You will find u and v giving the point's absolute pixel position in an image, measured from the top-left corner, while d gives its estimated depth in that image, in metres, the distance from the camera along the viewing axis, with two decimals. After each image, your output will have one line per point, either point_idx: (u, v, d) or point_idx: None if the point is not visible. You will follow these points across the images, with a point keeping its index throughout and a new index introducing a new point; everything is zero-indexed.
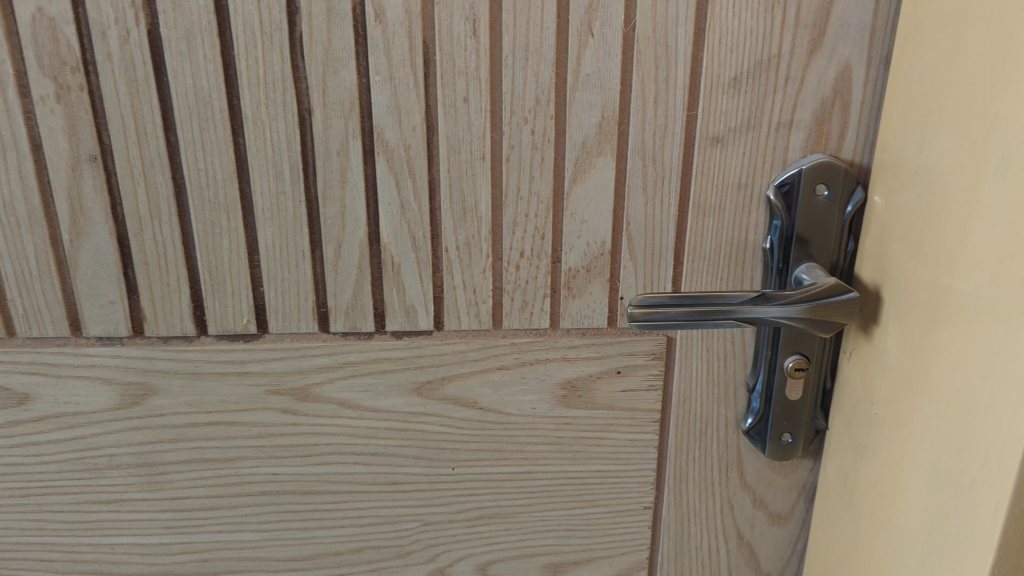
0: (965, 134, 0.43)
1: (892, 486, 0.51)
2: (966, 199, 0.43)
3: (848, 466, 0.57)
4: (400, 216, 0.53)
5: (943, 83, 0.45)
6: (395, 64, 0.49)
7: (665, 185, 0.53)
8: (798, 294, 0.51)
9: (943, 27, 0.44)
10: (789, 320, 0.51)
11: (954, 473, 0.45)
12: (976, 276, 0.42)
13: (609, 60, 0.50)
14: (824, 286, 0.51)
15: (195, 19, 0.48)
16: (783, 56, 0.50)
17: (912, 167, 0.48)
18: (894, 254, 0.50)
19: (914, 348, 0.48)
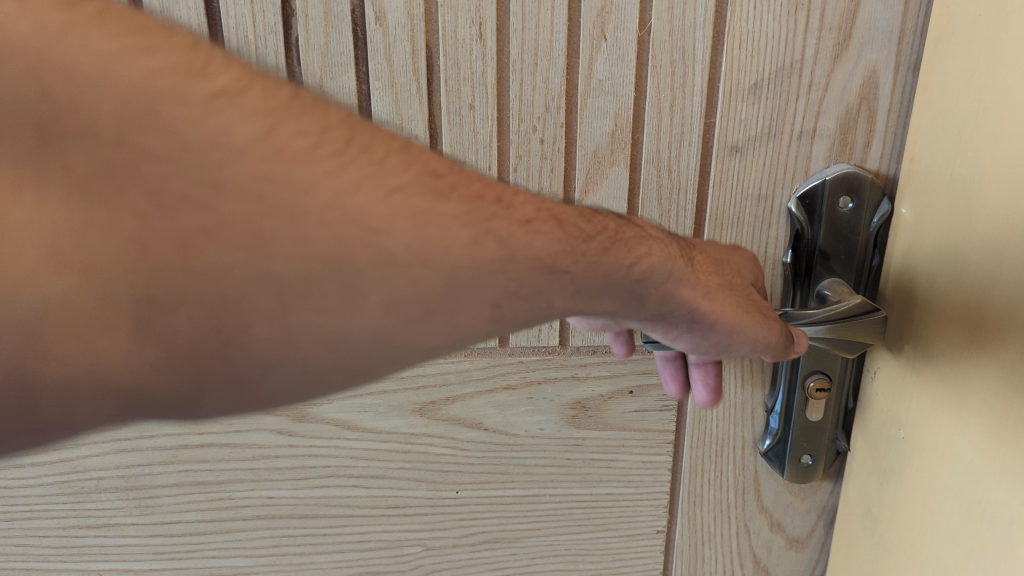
0: (1003, 148, 0.40)
1: (918, 515, 0.49)
2: (1003, 218, 0.40)
3: (871, 490, 0.54)
4: None
5: (978, 93, 0.42)
6: (396, 69, 0.46)
7: (681, 196, 0.50)
8: (822, 313, 0.48)
9: (977, 31, 0.41)
10: (811, 340, 0.48)
11: (989, 507, 0.43)
12: (1016, 301, 0.40)
13: (623, 65, 0.47)
14: (850, 304, 0.48)
15: (185, 22, 0.45)
16: (806, 62, 0.47)
17: (943, 179, 0.45)
18: (924, 271, 0.47)
19: (944, 370, 0.46)
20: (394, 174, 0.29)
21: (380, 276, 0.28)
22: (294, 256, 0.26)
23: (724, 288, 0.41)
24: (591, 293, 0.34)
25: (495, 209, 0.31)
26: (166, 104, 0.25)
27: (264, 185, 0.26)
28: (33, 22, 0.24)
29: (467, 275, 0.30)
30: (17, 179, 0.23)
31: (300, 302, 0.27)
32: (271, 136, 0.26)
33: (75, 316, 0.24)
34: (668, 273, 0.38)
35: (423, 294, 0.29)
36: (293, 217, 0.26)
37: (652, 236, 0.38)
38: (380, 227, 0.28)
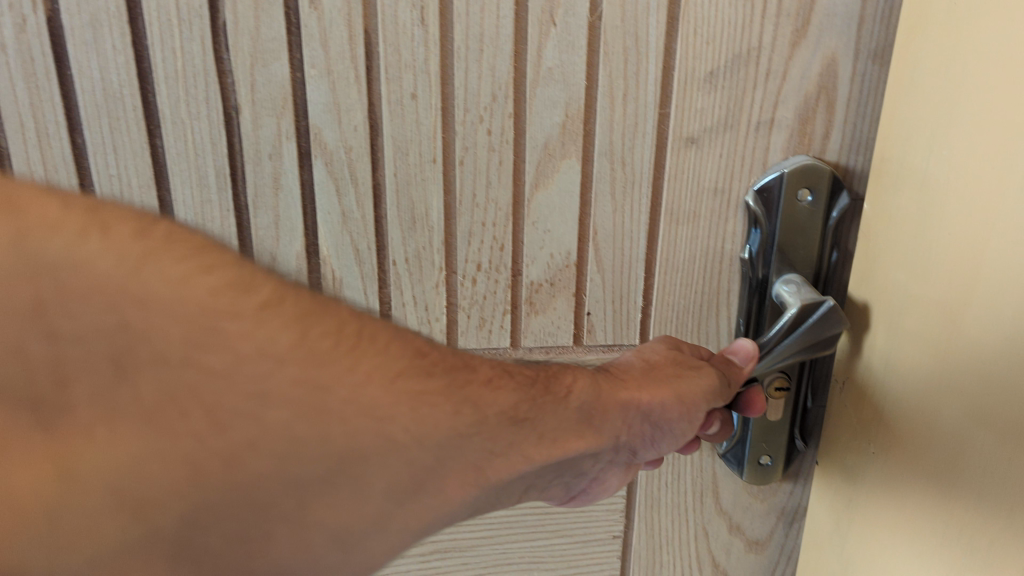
0: (980, 150, 0.38)
1: (884, 530, 0.47)
2: (977, 225, 0.38)
3: (838, 503, 0.52)
4: (341, 227, 0.47)
5: (953, 88, 0.39)
6: (333, 57, 0.43)
7: (636, 190, 0.48)
8: (776, 334, 0.47)
9: (950, 28, 0.39)
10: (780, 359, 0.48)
11: (953, 525, 0.41)
12: (988, 313, 0.38)
13: (573, 53, 0.45)
14: (790, 317, 0.47)
15: (102, 4, 0.41)
16: (763, 49, 0.45)
17: (913, 179, 0.43)
18: (894, 273, 0.45)
19: (913, 378, 0.44)
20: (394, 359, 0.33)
21: (386, 464, 0.31)
22: (314, 460, 0.28)
23: (650, 373, 0.46)
24: (549, 428, 0.40)
25: (465, 379, 0.36)
26: (225, 321, 0.27)
27: (301, 387, 0.29)
28: (114, 255, 0.26)
29: (452, 443, 0.34)
30: (86, 418, 0.24)
31: (320, 501, 0.29)
32: (303, 342, 0.29)
33: (120, 548, 0.25)
34: (602, 395, 0.43)
35: (419, 471, 0.32)
36: (319, 419, 0.29)
37: (578, 367, 0.44)
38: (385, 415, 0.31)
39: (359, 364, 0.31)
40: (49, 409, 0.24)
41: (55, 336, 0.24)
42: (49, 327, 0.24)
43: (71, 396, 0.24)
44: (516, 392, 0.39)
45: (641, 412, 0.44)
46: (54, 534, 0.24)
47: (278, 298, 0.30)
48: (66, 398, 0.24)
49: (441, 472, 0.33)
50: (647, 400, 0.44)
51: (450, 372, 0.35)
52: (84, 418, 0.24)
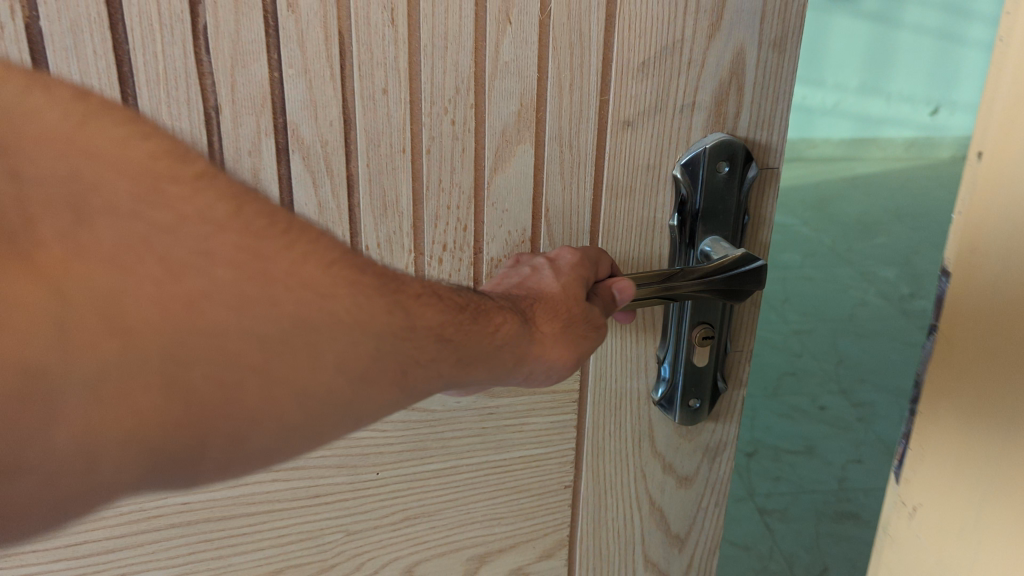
0: None
1: None
2: None
3: None
4: (318, 216, 0.50)
5: None
6: (309, 56, 0.46)
7: (581, 169, 0.54)
8: (707, 267, 0.54)
9: None
10: (703, 291, 0.54)
11: None
12: None
13: (527, 48, 0.50)
14: (726, 259, 0.54)
15: (83, 11, 0.43)
16: (686, 40, 0.52)
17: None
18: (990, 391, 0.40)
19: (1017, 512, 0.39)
20: (326, 250, 0.35)
21: (330, 340, 0.34)
22: (266, 318, 0.32)
23: (565, 323, 0.49)
24: (471, 349, 0.41)
25: (394, 289, 0.37)
26: (165, 183, 0.30)
27: (242, 253, 0.31)
28: (60, 111, 0.28)
29: (390, 341, 0.36)
30: (61, 252, 0.27)
31: (278, 362, 0.32)
32: (240, 214, 0.32)
33: (119, 371, 0.28)
34: (525, 339, 0.45)
35: (365, 355, 0.35)
36: (265, 283, 0.32)
37: (506, 306, 0.46)
38: (325, 294, 0.34)
39: (295, 246, 0.33)
40: (26, 239, 0.26)
41: (19, 172, 0.27)
42: (16, 168, 0.27)
43: (37, 230, 0.27)
44: (444, 312, 0.40)
45: (543, 358, 0.47)
46: (60, 348, 0.27)
47: (210, 173, 0.32)
48: (38, 231, 0.27)
49: (381, 366, 0.36)
50: (547, 350, 0.47)
51: (381, 278, 0.37)
52: (56, 251, 0.27)
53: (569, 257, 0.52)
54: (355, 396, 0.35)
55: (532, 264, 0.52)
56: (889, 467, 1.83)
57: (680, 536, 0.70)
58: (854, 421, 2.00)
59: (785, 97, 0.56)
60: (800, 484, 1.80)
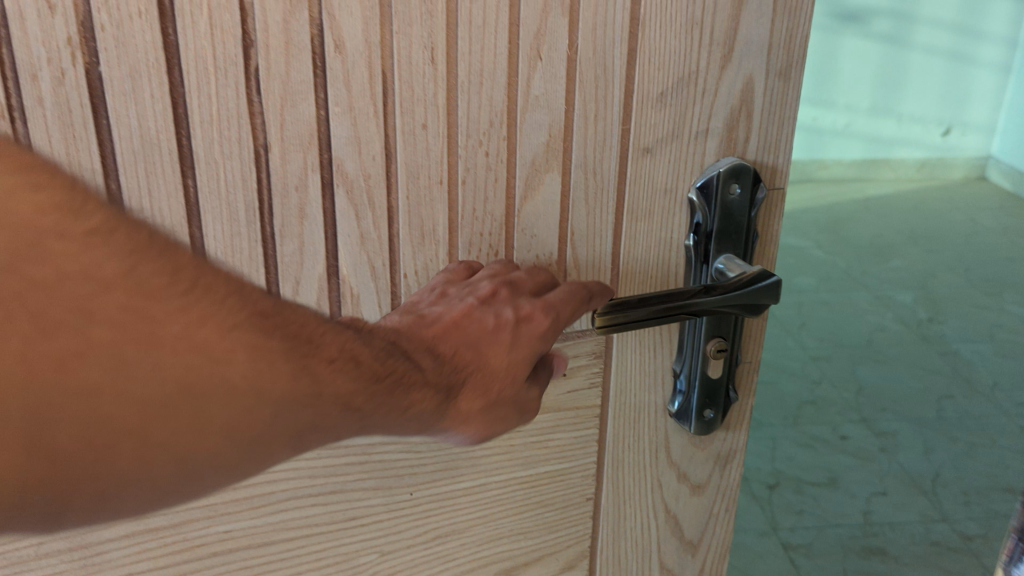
0: None
1: None
2: None
3: None
4: (360, 247, 0.52)
5: None
6: (354, 94, 0.48)
7: (604, 195, 0.57)
8: (731, 283, 0.57)
9: None
10: (728, 306, 0.57)
11: None
12: None
13: (556, 82, 0.52)
14: (747, 274, 0.57)
15: (141, 57, 0.44)
16: (701, 71, 0.55)
17: None
18: None
19: None
20: (229, 313, 0.36)
21: (221, 405, 0.35)
22: (150, 381, 0.34)
23: (484, 408, 0.50)
24: (377, 421, 0.43)
25: (305, 352, 0.39)
26: (51, 240, 0.32)
27: (124, 313, 0.33)
28: None
29: (289, 407, 0.38)
30: None
31: (160, 423, 0.34)
32: (132, 273, 0.34)
33: None
34: (437, 417, 0.48)
35: (259, 421, 0.37)
36: (149, 345, 0.34)
37: (430, 377, 0.47)
38: (221, 358, 0.35)
39: (193, 306, 0.35)
40: None
41: None
42: None
43: None
44: (356, 381, 0.41)
45: (447, 426, 0.50)
46: None
47: (107, 228, 0.34)
48: None
49: (275, 432, 0.38)
50: (453, 422, 0.50)
51: (291, 340, 0.39)
52: None
53: (532, 322, 0.52)
54: (240, 459, 0.37)
55: (499, 317, 0.51)
56: (914, 498, 1.95)
57: (694, 542, 0.73)
58: (875, 450, 2.08)
59: (790, 120, 0.59)
60: (824, 517, 1.92)
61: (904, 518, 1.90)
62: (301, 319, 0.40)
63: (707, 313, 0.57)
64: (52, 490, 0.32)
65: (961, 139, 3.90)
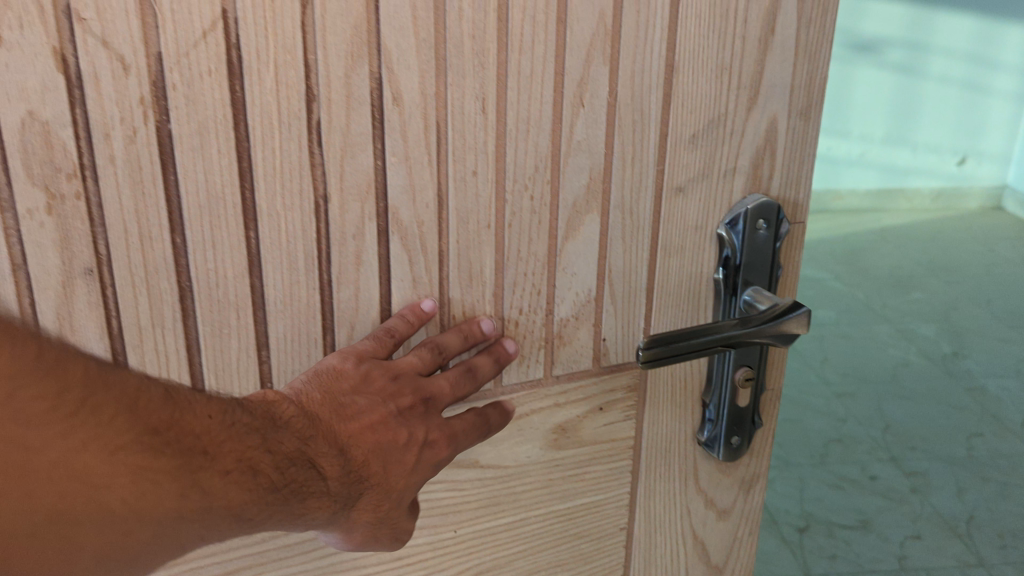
0: None
1: None
2: None
3: None
4: (412, 290, 0.54)
5: None
6: (410, 144, 0.50)
7: (640, 233, 0.59)
8: (765, 315, 0.59)
9: None
10: (762, 337, 0.59)
11: None
12: None
13: (597, 127, 0.54)
14: (780, 306, 0.60)
15: (210, 113, 0.45)
16: (729, 113, 0.58)
17: None
18: None
19: None
20: (118, 433, 0.38)
21: (96, 527, 0.37)
22: (21, 512, 0.34)
23: (371, 523, 0.54)
24: (267, 526, 0.46)
25: (195, 467, 0.41)
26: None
27: (4, 448, 0.34)
28: None
29: (171, 524, 0.40)
30: None
31: (30, 552, 0.35)
32: (10, 402, 0.34)
33: None
34: (329, 521, 0.51)
35: (134, 542, 0.39)
36: (19, 477, 0.34)
37: (331, 487, 0.50)
38: (102, 485, 0.37)
39: (74, 431, 0.36)
40: None
41: None
42: None
43: None
44: (249, 492, 0.44)
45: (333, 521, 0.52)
46: None
47: None
48: None
49: (153, 546, 0.40)
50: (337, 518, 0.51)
51: (183, 454, 0.41)
52: None
53: (434, 447, 0.55)
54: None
55: (415, 434, 0.54)
56: (948, 541, 1.83)
57: (720, 567, 0.75)
58: (908, 492, 1.97)
59: (809, 158, 0.62)
60: (858, 562, 1.79)
61: (941, 561, 1.77)
62: (198, 427, 0.42)
63: (743, 344, 0.59)
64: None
65: (977, 170, 3.84)
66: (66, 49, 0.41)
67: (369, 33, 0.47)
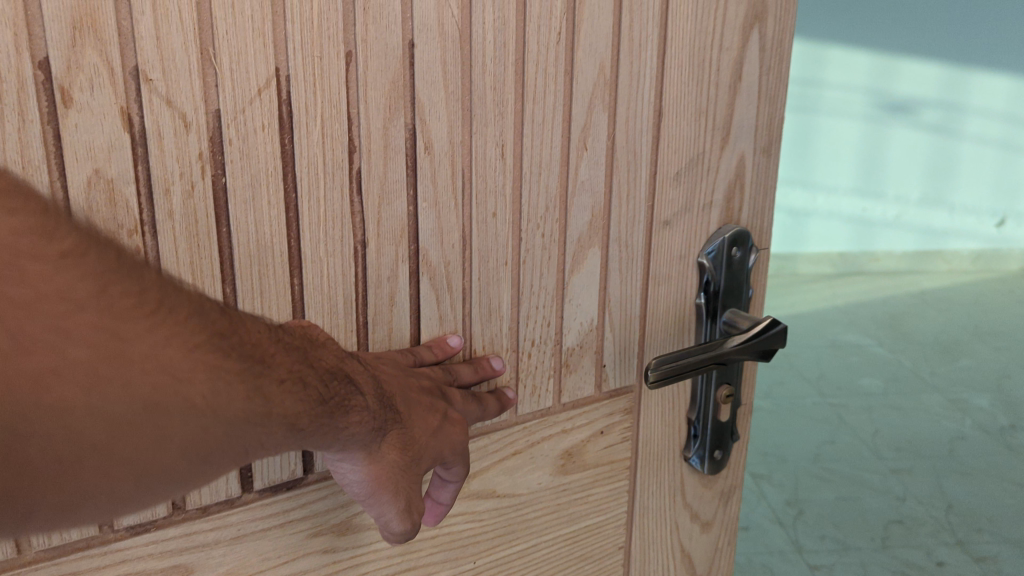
0: None
1: None
2: None
3: None
4: (438, 328, 0.57)
5: None
6: (439, 189, 0.53)
7: (634, 263, 0.64)
8: (744, 333, 0.65)
9: None
10: (742, 353, 0.64)
11: None
12: None
13: (597, 168, 0.59)
14: (758, 325, 0.65)
15: (262, 166, 0.47)
16: (706, 153, 0.64)
17: None
18: None
19: None
20: (193, 330, 0.36)
21: (182, 420, 0.36)
22: (121, 398, 0.34)
23: (397, 461, 0.50)
24: (315, 442, 0.43)
25: (258, 372, 0.39)
26: (30, 264, 0.31)
27: (102, 335, 0.33)
28: None
29: (241, 423, 0.38)
30: None
31: (125, 436, 0.34)
32: (103, 295, 0.33)
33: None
34: (362, 442, 0.47)
35: (213, 438, 0.37)
36: (116, 363, 0.33)
37: (369, 402, 0.47)
38: (184, 377, 0.36)
39: (159, 324, 0.35)
40: None
41: None
42: None
43: None
44: (303, 402, 0.42)
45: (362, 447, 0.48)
46: None
47: (80, 250, 0.33)
48: None
49: (228, 446, 0.38)
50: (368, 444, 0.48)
51: (247, 358, 0.39)
52: None
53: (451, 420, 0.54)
54: (191, 474, 0.38)
55: (436, 403, 0.53)
56: None
57: None
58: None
59: (771, 190, 0.69)
60: None
61: None
62: (257, 336, 0.40)
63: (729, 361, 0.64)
64: (16, 500, 0.32)
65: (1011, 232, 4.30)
66: (132, 108, 0.42)
67: (404, 89, 0.50)
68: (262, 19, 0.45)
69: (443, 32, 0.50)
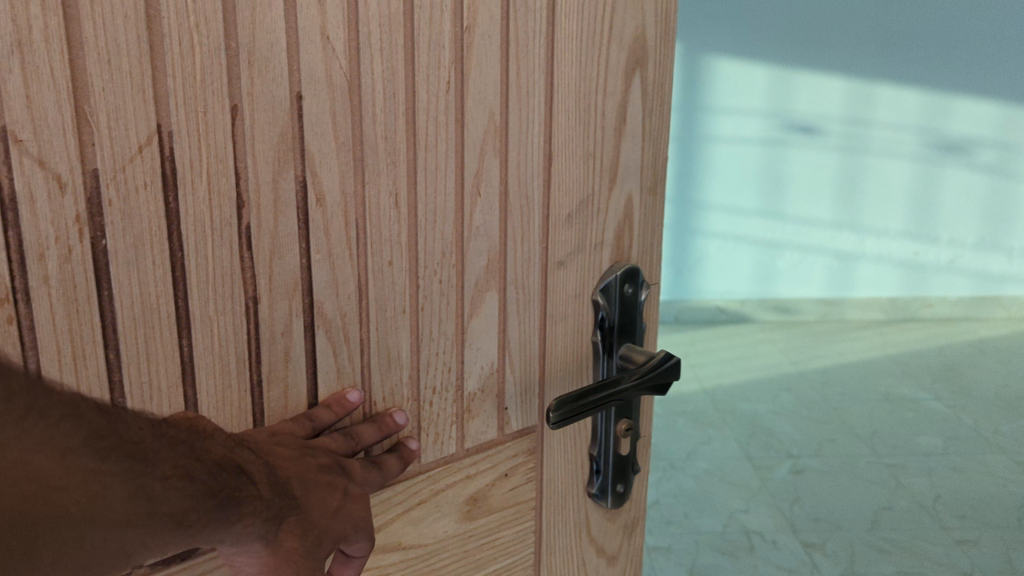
0: None
1: None
2: None
3: None
4: (335, 381, 0.55)
5: None
6: (332, 241, 0.52)
7: (530, 304, 0.64)
8: (641, 368, 0.66)
9: None
10: (638, 389, 0.65)
11: None
12: None
13: (492, 213, 0.60)
14: (651, 360, 0.66)
15: (144, 227, 0.45)
16: (596, 194, 0.66)
17: None
18: None
19: None
20: (68, 436, 0.33)
21: (53, 534, 0.33)
22: None
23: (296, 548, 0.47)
24: (201, 538, 0.40)
25: (138, 470, 0.36)
26: None
27: None
28: None
29: (116, 526, 0.35)
30: None
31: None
32: None
33: None
34: (259, 537, 0.44)
35: (88, 547, 0.34)
36: None
37: (262, 492, 0.44)
38: (57, 485, 0.32)
39: (31, 433, 0.31)
40: None
41: None
42: None
43: None
44: (190, 497, 0.39)
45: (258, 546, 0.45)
46: None
47: None
48: None
49: (103, 553, 0.35)
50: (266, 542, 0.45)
51: (126, 457, 0.36)
52: None
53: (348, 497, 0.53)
54: None
55: (336, 480, 0.52)
56: None
57: None
58: None
59: (657, 226, 0.71)
60: None
61: None
62: (140, 430, 0.37)
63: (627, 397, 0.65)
64: None
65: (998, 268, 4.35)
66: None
67: (292, 142, 0.49)
68: (141, 75, 0.43)
69: (332, 84, 0.50)
